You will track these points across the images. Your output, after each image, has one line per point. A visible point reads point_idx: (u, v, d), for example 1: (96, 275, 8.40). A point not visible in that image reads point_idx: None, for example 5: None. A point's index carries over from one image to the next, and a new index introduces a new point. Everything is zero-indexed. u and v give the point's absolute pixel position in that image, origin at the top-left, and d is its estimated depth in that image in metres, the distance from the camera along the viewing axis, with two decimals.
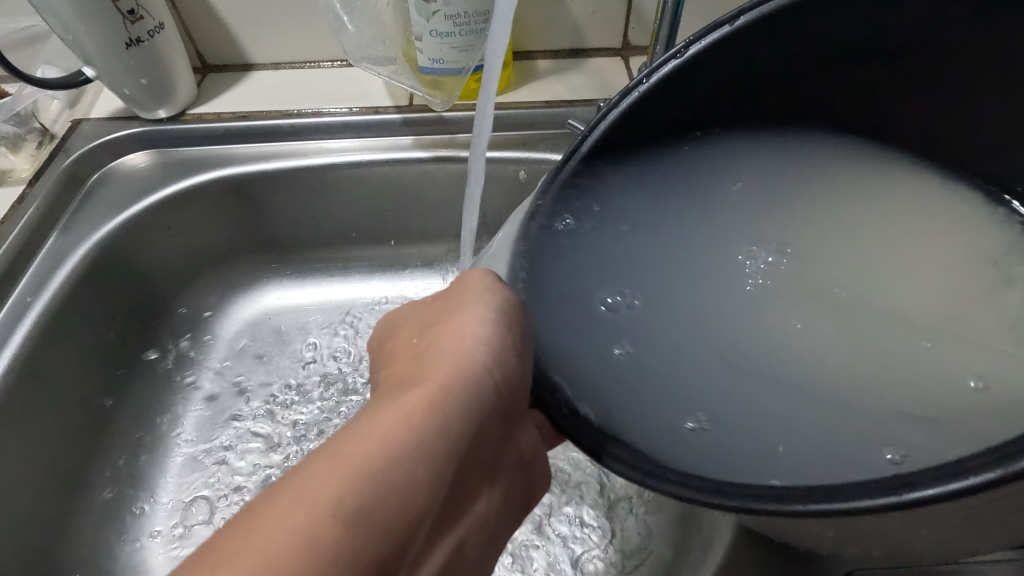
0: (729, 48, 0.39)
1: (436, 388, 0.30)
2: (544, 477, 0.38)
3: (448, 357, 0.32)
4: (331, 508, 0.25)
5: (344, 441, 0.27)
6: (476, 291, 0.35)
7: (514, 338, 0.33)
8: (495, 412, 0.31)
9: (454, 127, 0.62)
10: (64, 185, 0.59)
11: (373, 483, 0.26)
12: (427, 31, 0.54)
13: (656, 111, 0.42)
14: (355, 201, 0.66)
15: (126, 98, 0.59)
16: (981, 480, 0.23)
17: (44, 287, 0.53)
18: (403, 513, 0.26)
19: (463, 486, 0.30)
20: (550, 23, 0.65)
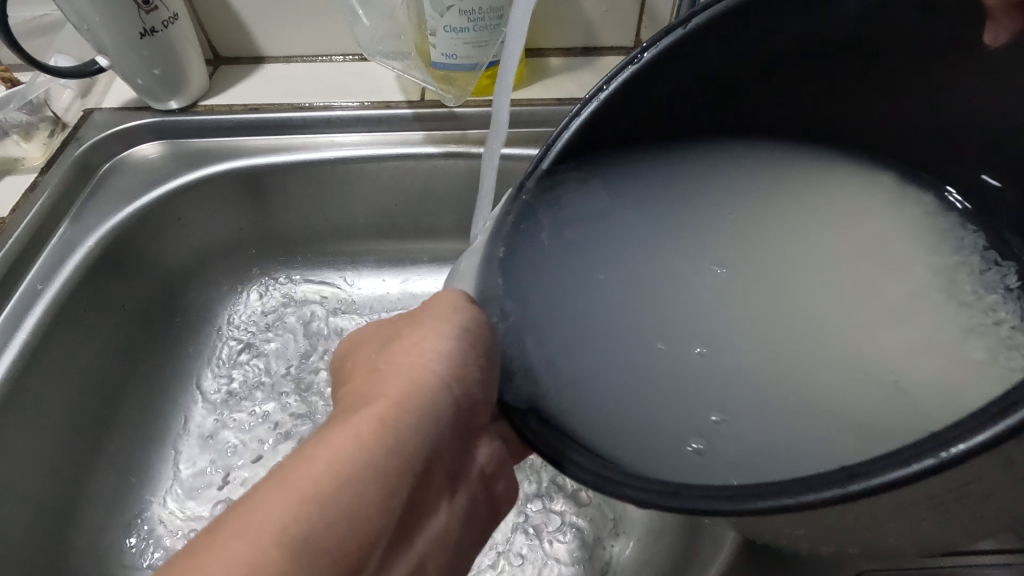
0: (682, 50, 0.39)
1: (387, 408, 0.31)
2: (509, 490, 0.39)
3: (401, 376, 0.33)
4: (278, 535, 0.26)
5: (292, 466, 0.28)
6: (437, 307, 0.36)
7: (472, 352, 0.34)
8: (449, 427, 0.33)
9: (466, 123, 0.62)
10: (76, 174, 0.59)
11: (320, 507, 0.27)
12: (441, 26, 0.54)
13: (619, 117, 0.42)
14: (365, 195, 0.66)
15: (139, 88, 0.59)
16: (919, 469, 0.23)
17: (55, 275, 0.53)
18: (351, 534, 0.27)
19: (418, 502, 0.31)
20: (562, 21, 0.65)
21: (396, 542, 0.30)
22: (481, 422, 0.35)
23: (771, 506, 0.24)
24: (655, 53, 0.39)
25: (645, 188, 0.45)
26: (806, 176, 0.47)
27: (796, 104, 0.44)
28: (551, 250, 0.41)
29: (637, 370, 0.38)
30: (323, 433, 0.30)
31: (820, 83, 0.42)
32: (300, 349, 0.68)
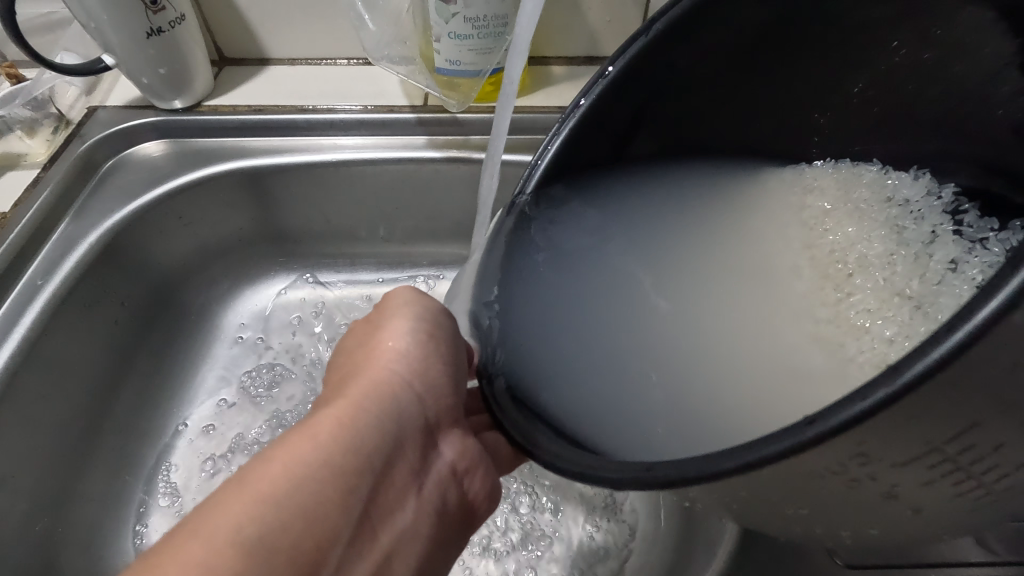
0: (648, 57, 0.40)
1: (344, 407, 0.33)
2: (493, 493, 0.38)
3: (363, 379, 0.36)
4: (233, 536, 0.27)
5: (249, 471, 0.30)
6: (397, 307, 0.40)
7: (434, 346, 0.38)
8: (410, 423, 0.35)
9: (469, 128, 0.62)
10: (78, 171, 0.59)
11: (274, 507, 0.28)
12: (445, 33, 0.55)
13: (602, 128, 0.43)
14: (365, 196, 0.66)
15: (144, 87, 0.59)
16: (876, 399, 0.21)
17: (55, 271, 0.53)
18: (309, 531, 0.29)
19: (383, 497, 0.32)
20: (566, 30, 0.65)
21: (362, 541, 0.31)
22: (448, 419, 0.37)
23: (738, 466, 0.23)
24: (620, 66, 0.40)
25: (640, 200, 0.46)
26: (805, 188, 0.46)
27: (776, 116, 0.44)
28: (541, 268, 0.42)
29: (628, 369, 0.39)
30: (282, 437, 0.32)
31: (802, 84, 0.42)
32: (297, 344, 0.68)
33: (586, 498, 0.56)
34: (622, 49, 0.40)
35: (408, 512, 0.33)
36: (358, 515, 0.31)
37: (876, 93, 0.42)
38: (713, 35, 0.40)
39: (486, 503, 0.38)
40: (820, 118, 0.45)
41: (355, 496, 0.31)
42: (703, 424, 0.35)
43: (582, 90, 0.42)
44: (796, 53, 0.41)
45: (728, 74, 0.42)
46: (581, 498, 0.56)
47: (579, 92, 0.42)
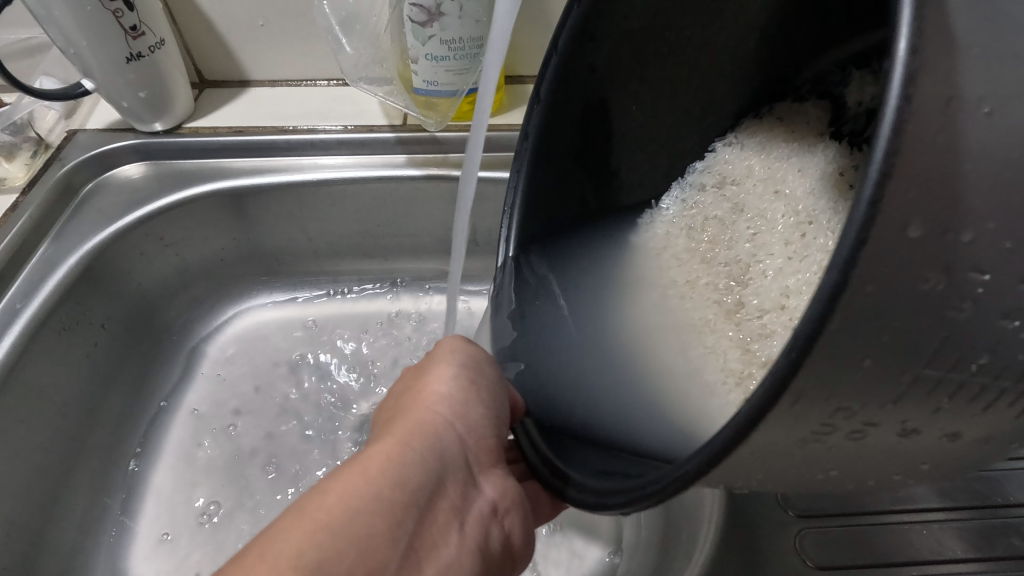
0: (567, 72, 0.42)
1: (393, 446, 0.34)
2: (528, 538, 0.39)
3: (410, 420, 0.37)
4: (292, 562, 0.28)
5: (305, 501, 0.31)
6: (445, 352, 0.40)
7: (476, 392, 0.38)
8: (453, 463, 0.36)
9: (447, 147, 0.64)
10: (57, 195, 0.59)
11: (329, 536, 0.29)
12: (423, 55, 0.56)
13: (565, 147, 0.45)
14: (347, 215, 0.67)
15: (124, 110, 0.60)
16: (790, 361, 0.21)
17: (34, 294, 0.53)
18: (361, 560, 0.29)
19: (428, 534, 0.33)
20: (541, 50, 0.67)
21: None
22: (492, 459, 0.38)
23: (701, 465, 0.24)
24: (545, 92, 0.42)
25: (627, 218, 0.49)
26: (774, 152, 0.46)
27: (700, 111, 0.48)
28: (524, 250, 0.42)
29: (634, 386, 0.40)
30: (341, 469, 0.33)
31: (726, 57, 0.45)
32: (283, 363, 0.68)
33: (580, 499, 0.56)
34: (540, 74, 0.42)
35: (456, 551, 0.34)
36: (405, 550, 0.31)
37: (781, 54, 0.47)
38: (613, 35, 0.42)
39: (522, 548, 0.39)
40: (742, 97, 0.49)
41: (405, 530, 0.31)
42: (683, 405, 0.38)
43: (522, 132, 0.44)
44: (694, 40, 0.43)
45: (655, 54, 0.43)
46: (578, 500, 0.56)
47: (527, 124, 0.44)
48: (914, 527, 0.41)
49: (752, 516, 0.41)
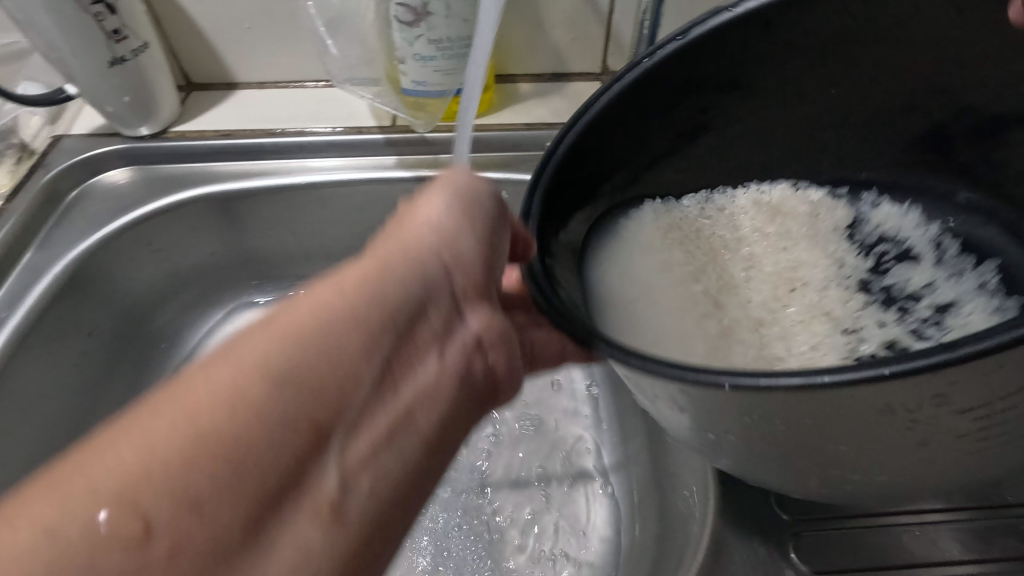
0: (690, 54, 0.42)
1: (365, 269, 0.31)
2: (514, 373, 0.35)
3: (393, 242, 0.33)
4: (201, 425, 0.24)
5: (239, 342, 0.27)
6: (444, 181, 0.36)
7: (468, 223, 0.34)
8: (432, 281, 0.32)
9: (438, 148, 0.63)
10: (43, 203, 0.58)
11: (265, 389, 0.25)
12: (411, 55, 0.56)
13: (619, 121, 0.43)
14: (337, 218, 0.66)
15: (110, 115, 0.59)
16: (853, 376, 0.24)
17: (19, 303, 0.53)
18: (297, 399, 0.26)
19: (391, 355, 0.29)
20: (531, 48, 0.66)
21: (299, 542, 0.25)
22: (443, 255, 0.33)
23: (751, 388, 0.25)
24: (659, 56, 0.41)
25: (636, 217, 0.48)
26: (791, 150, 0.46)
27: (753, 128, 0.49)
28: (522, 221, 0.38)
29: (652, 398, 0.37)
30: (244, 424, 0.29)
31: (789, 86, 0.46)
32: None
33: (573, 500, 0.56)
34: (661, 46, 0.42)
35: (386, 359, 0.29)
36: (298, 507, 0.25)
37: (842, 100, 0.48)
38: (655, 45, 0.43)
39: (506, 382, 0.35)
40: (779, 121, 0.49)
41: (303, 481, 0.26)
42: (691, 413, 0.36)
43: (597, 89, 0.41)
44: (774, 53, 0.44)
45: (757, 64, 0.44)
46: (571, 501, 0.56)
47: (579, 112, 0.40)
48: (911, 530, 0.40)
49: (749, 519, 0.41)
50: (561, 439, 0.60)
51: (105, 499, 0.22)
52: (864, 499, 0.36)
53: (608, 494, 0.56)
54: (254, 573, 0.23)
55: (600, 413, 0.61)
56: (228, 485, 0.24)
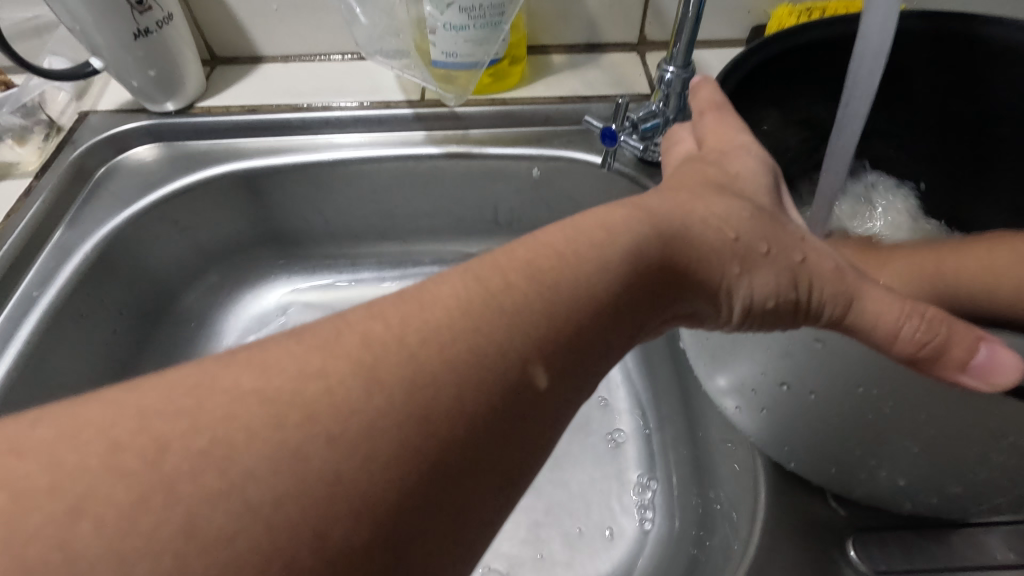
0: (838, 44, 0.45)
1: (655, 222, 0.28)
2: (681, 320, 0.31)
3: (709, 202, 0.30)
4: (497, 351, 0.23)
5: (522, 252, 0.26)
6: (737, 146, 0.34)
7: (750, 186, 0.32)
8: (715, 243, 0.28)
9: (467, 123, 0.61)
10: (71, 179, 0.58)
11: (561, 309, 0.25)
12: (441, 25, 0.53)
13: (760, 82, 0.44)
14: (363, 197, 0.64)
15: (135, 90, 0.58)
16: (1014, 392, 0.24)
17: (49, 282, 0.52)
18: (576, 319, 0.25)
19: (644, 302, 0.27)
20: (566, 18, 0.63)
21: (124, 435, 0.19)
22: (648, 247, 0.27)
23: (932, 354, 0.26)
24: (822, 32, 0.44)
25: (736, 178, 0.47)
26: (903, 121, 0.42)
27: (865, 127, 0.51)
28: (697, 115, 0.37)
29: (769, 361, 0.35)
30: None
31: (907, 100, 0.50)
32: None
33: (613, 487, 0.54)
34: (824, 21, 0.44)
35: (541, 315, 0.24)
36: (232, 348, 0.23)
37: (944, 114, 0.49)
38: (824, 20, 0.44)
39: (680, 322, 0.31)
40: (902, 88, 0.49)
41: (424, 400, 0.21)
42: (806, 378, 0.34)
43: (757, 42, 0.43)
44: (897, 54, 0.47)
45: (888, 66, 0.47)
46: (611, 489, 0.53)
47: (731, 63, 0.41)
48: (961, 529, 0.36)
49: (807, 517, 0.37)
50: (595, 421, 0.58)
51: (443, 379, 0.22)
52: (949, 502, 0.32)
53: (644, 490, 0.53)
54: (497, 471, 0.22)
55: (633, 401, 0.59)
56: (562, 360, 0.25)
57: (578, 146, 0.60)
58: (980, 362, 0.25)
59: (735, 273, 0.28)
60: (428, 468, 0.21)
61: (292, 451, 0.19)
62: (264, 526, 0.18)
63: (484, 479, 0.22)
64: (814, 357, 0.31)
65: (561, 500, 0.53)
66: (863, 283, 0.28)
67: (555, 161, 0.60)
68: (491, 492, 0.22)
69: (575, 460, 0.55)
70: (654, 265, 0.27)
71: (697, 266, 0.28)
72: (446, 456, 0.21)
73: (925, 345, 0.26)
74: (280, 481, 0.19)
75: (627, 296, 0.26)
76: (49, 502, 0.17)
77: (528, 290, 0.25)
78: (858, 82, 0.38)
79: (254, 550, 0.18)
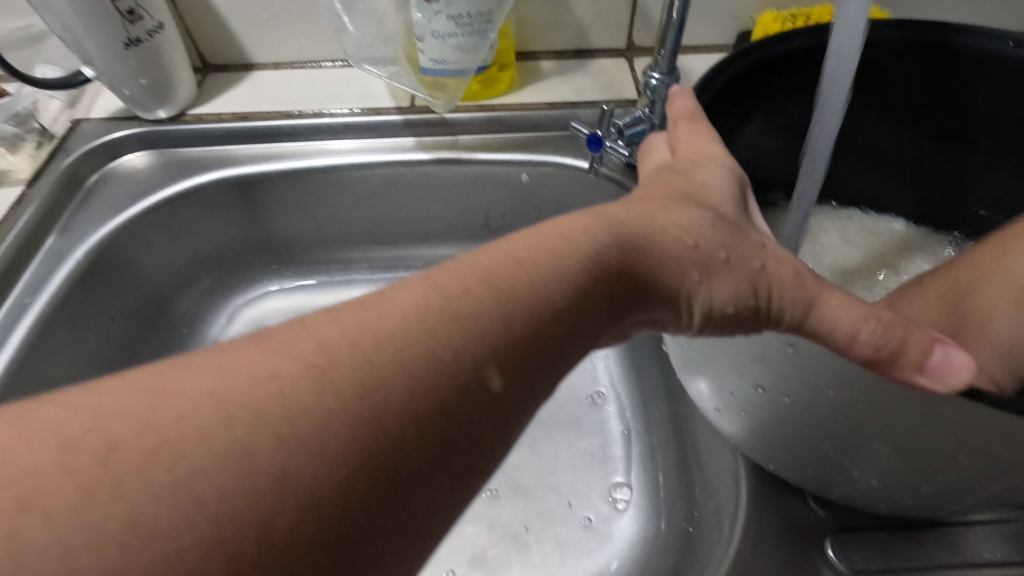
0: (815, 53, 0.46)
1: (616, 230, 0.29)
2: (648, 325, 0.32)
3: (671, 212, 0.30)
4: (450, 355, 0.24)
5: (481, 258, 0.27)
6: (706, 155, 0.35)
7: (712, 192, 0.32)
8: (675, 252, 0.29)
9: (457, 129, 0.62)
10: (63, 186, 0.58)
11: (516, 314, 0.25)
12: (429, 32, 0.54)
13: (739, 90, 0.45)
14: (354, 203, 0.65)
15: (126, 98, 0.58)
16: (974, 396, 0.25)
17: (42, 288, 0.53)
18: (530, 324, 0.26)
19: (605, 308, 0.28)
20: (554, 25, 0.64)
21: (98, 441, 0.19)
22: (608, 255, 0.28)
23: (890, 356, 0.27)
24: (797, 42, 0.45)
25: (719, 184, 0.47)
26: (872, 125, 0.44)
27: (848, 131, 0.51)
28: (675, 122, 0.38)
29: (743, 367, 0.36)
30: None
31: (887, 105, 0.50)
32: None
33: (602, 490, 0.54)
34: (800, 30, 0.45)
35: (496, 319, 0.25)
36: (206, 356, 0.23)
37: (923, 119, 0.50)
38: (800, 31, 0.45)
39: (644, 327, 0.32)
40: (880, 95, 0.49)
41: (378, 404, 0.22)
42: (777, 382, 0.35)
43: (734, 51, 0.43)
44: (875, 61, 0.48)
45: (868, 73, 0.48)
46: (600, 492, 0.54)
47: (710, 71, 0.41)
48: (939, 529, 0.37)
49: (787, 518, 0.37)
50: (584, 424, 0.58)
51: (395, 382, 0.22)
52: (925, 502, 0.33)
53: (632, 492, 0.53)
54: (449, 472, 0.23)
55: (621, 405, 0.59)
56: (516, 364, 0.25)
57: (566, 151, 0.61)
58: (935, 364, 0.26)
59: (695, 280, 0.29)
60: (374, 470, 0.21)
61: (247, 453, 0.20)
62: (207, 524, 0.19)
63: (434, 480, 0.22)
64: (783, 361, 0.31)
65: (551, 503, 0.53)
66: (821, 290, 0.29)
67: (544, 166, 0.60)
68: (442, 494, 0.23)
69: (565, 463, 0.56)
70: (614, 271, 0.28)
71: (657, 273, 0.29)
72: (394, 458, 0.21)
73: (882, 348, 0.27)
74: (230, 481, 0.19)
75: (585, 301, 0.27)
76: (24, 507, 0.18)
77: (484, 296, 0.25)
78: (833, 92, 0.39)
79: (195, 549, 0.18)
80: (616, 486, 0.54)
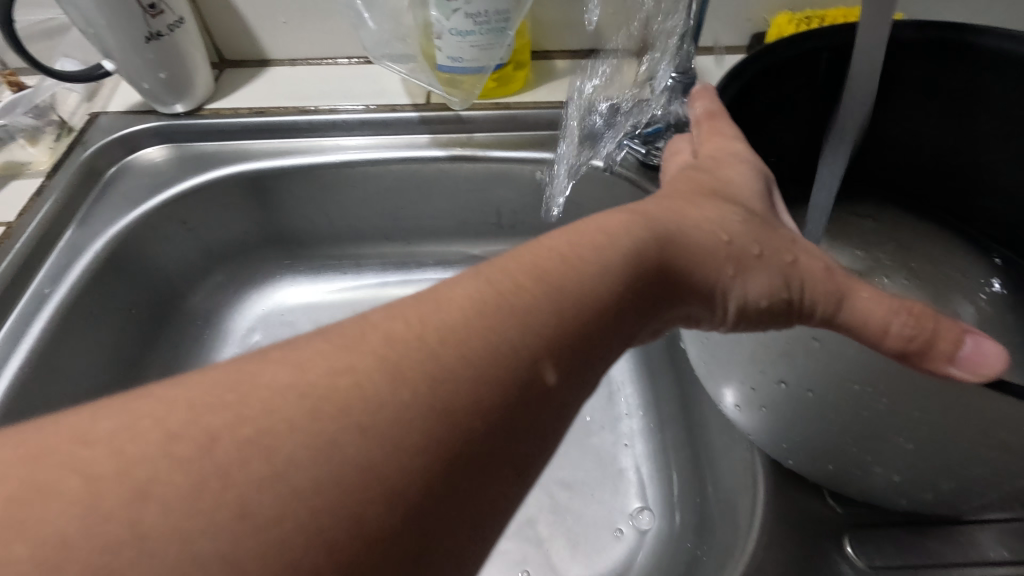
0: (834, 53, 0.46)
1: (651, 226, 0.29)
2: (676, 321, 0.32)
3: (701, 208, 0.31)
4: (506, 348, 0.24)
5: (528, 254, 0.28)
6: (731, 152, 0.35)
7: (742, 191, 0.33)
8: (708, 246, 0.29)
9: (472, 127, 0.62)
10: (82, 179, 0.59)
11: (568, 309, 0.26)
12: (447, 30, 0.54)
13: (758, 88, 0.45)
14: (368, 199, 0.65)
15: (145, 92, 0.59)
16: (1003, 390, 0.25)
17: (61, 280, 0.53)
18: (580, 318, 0.26)
19: (643, 302, 0.28)
20: (569, 24, 0.64)
21: (146, 422, 0.20)
22: (646, 250, 0.28)
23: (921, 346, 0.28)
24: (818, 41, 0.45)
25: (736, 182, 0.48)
26: None
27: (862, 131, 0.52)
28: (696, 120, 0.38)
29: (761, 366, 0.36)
30: None
31: None
32: None
33: (614, 487, 0.54)
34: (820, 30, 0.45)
35: (549, 313, 0.25)
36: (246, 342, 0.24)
37: None
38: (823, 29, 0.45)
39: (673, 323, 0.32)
40: None
41: (439, 393, 0.22)
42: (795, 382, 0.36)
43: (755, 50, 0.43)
44: None
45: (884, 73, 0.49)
46: (612, 489, 0.54)
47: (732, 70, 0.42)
48: (953, 525, 0.37)
49: (802, 515, 0.38)
50: (595, 420, 0.58)
51: (456, 373, 0.23)
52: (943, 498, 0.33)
53: (643, 489, 0.54)
54: (508, 463, 0.23)
55: (632, 402, 0.59)
56: (569, 358, 0.25)
57: None
58: (966, 354, 0.27)
59: (730, 275, 0.30)
60: (446, 459, 0.21)
61: (289, 435, 0.20)
62: (282, 503, 0.19)
63: (497, 470, 0.23)
64: None
65: (562, 499, 0.54)
66: (852, 284, 0.30)
67: None
68: (503, 484, 0.23)
69: (576, 460, 0.56)
70: (653, 267, 0.28)
71: (692, 269, 0.29)
72: (461, 448, 0.22)
73: (915, 339, 0.28)
74: (275, 462, 0.20)
75: (629, 296, 0.27)
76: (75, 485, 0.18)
77: (536, 291, 0.26)
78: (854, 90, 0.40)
79: (279, 530, 0.19)
80: (627, 483, 0.54)
